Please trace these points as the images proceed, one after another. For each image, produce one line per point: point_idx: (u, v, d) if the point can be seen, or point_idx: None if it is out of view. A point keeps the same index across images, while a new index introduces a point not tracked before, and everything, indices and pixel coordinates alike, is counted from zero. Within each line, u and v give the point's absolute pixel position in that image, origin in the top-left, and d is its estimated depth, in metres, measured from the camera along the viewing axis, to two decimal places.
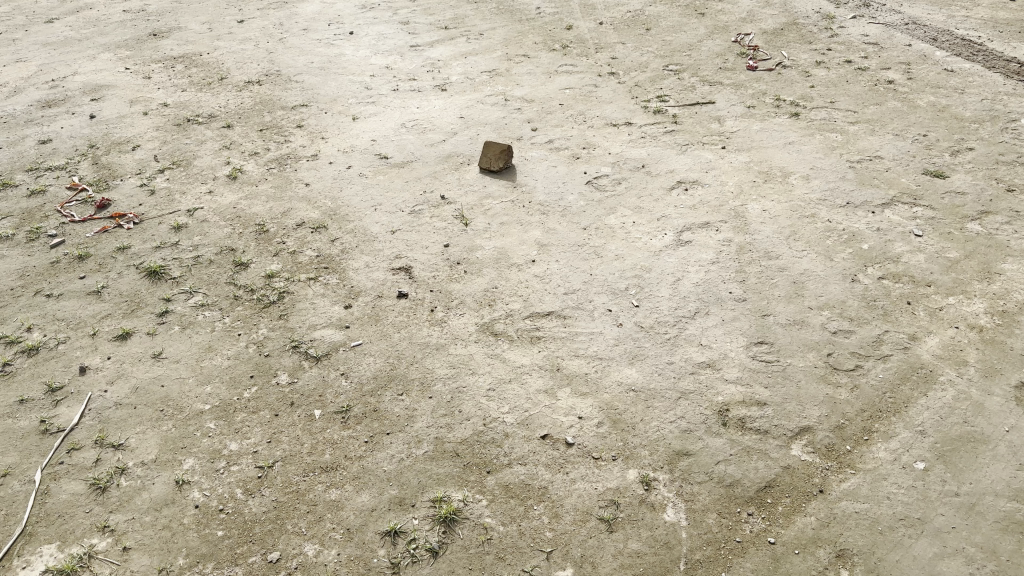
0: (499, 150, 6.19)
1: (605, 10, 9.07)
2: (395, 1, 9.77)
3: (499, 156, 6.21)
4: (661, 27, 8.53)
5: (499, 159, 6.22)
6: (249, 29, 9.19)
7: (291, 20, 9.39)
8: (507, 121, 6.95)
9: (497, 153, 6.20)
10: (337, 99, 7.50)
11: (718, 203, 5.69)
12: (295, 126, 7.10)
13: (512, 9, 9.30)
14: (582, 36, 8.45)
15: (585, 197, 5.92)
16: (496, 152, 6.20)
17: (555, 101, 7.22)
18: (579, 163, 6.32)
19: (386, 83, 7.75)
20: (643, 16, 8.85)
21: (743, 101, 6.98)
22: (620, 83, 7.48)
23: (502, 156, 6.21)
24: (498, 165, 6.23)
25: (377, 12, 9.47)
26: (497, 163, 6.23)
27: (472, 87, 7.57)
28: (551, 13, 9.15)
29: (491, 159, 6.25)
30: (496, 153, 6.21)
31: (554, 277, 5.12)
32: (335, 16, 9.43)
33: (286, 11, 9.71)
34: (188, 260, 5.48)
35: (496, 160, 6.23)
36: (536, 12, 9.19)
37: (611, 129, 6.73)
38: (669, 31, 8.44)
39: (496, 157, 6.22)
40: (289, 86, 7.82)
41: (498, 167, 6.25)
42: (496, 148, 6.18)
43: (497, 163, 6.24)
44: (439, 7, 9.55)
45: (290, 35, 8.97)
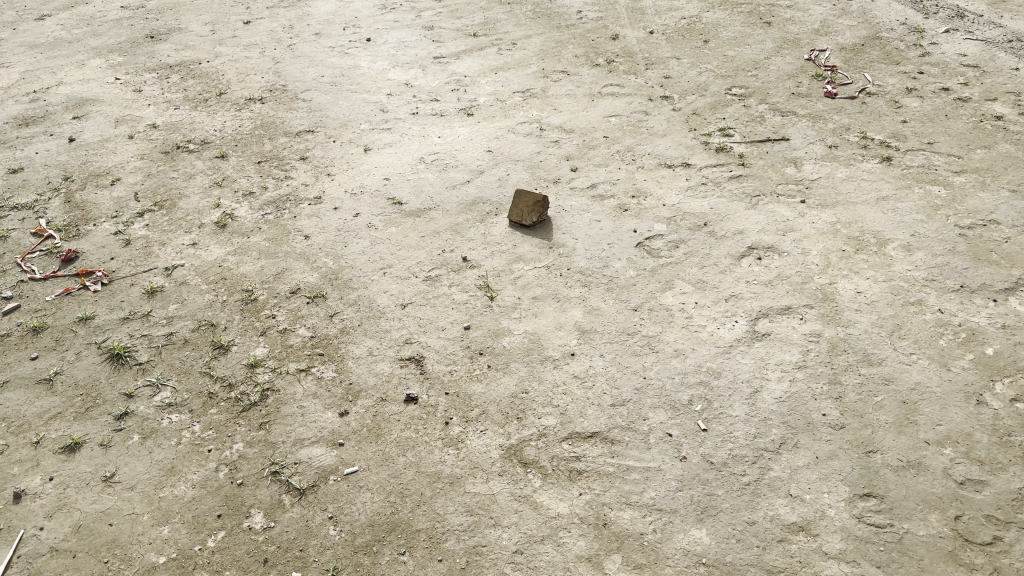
0: (535, 202, 5.21)
1: (656, 16, 8.00)
2: (420, 1, 8.79)
3: (534, 208, 5.22)
4: (720, 39, 7.45)
5: (534, 212, 5.23)
6: (255, 32, 8.26)
7: (303, 22, 8.45)
8: (543, 158, 5.96)
9: (531, 205, 5.22)
10: (349, 124, 6.57)
11: (800, 281, 4.67)
12: (298, 158, 6.18)
13: (550, 13, 8.27)
14: (630, 48, 7.41)
15: (636, 263, 4.92)
16: (531, 204, 5.22)
17: (599, 132, 6.21)
18: (627, 217, 5.31)
19: (404, 105, 6.81)
20: (698, 24, 7.77)
21: (822, 139, 5.92)
22: (674, 109, 6.44)
23: (538, 208, 5.22)
24: (531, 218, 5.24)
25: (399, 14, 8.50)
26: (530, 216, 5.24)
27: (503, 113, 6.59)
28: (593, 18, 8.10)
29: (524, 211, 5.25)
30: (530, 204, 5.22)
31: (599, 379, 4.12)
32: (352, 17, 8.47)
33: (299, 10, 8.77)
34: (159, 340, 4.58)
35: (529, 213, 5.24)
36: (576, 17, 8.15)
37: (665, 172, 5.71)
38: (730, 44, 7.36)
39: (530, 209, 5.23)
40: (295, 106, 6.89)
41: (530, 221, 5.25)
42: (532, 199, 5.21)
43: (529, 217, 5.25)
44: (468, 9, 8.55)
45: (300, 40, 8.03)
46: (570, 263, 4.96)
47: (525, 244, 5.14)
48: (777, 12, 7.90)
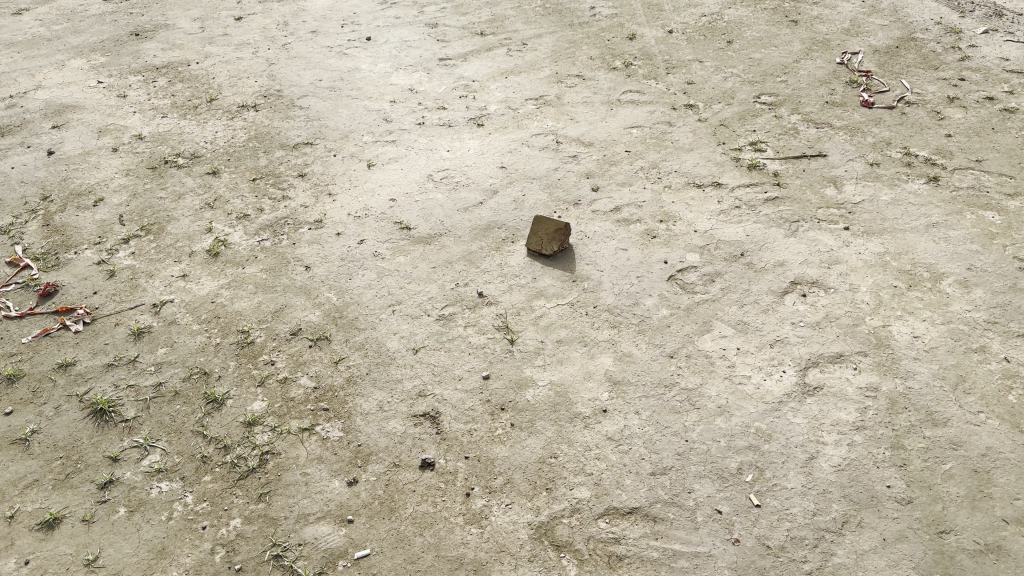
0: (557, 229, 4.78)
1: (674, 14, 7.54)
2: None
3: (556, 236, 4.80)
4: (744, 40, 7.01)
5: (555, 240, 4.80)
6: (247, 30, 7.78)
7: (299, 18, 7.97)
8: (561, 176, 5.52)
9: (553, 233, 4.79)
10: (350, 136, 6.12)
11: (850, 323, 4.27)
12: (295, 174, 5.73)
13: (561, 9, 7.81)
14: (648, 50, 6.97)
15: (669, 301, 4.50)
16: (552, 231, 4.79)
17: (621, 145, 5.77)
18: (656, 246, 4.89)
19: (409, 114, 6.36)
20: (720, 22, 7.32)
21: (862, 155, 5.50)
22: (700, 119, 6.01)
23: (560, 236, 4.80)
24: (552, 247, 4.82)
25: (400, 9, 8.01)
26: (551, 245, 4.81)
27: (515, 123, 6.15)
28: (607, 15, 7.64)
29: (543, 239, 4.83)
30: (552, 232, 4.80)
31: (636, 442, 3.72)
32: (351, 13, 7.99)
33: (294, 5, 8.29)
34: (147, 392, 4.17)
35: (549, 241, 4.82)
36: (589, 14, 7.69)
37: (694, 192, 5.29)
38: (755, 45, 6.92)
39: (551, 237, 4.80)
40: (291, 114, 6.43)
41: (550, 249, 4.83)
42: (554, 226, 4.78)
43: (549, 246, 4.82)
44: (474, 4, 8.08)
45: (296, 39, 7.56)
46: (596, 300, 4.54)
47: (546, 277, 4.71)
48: (802, 9, 7.44)
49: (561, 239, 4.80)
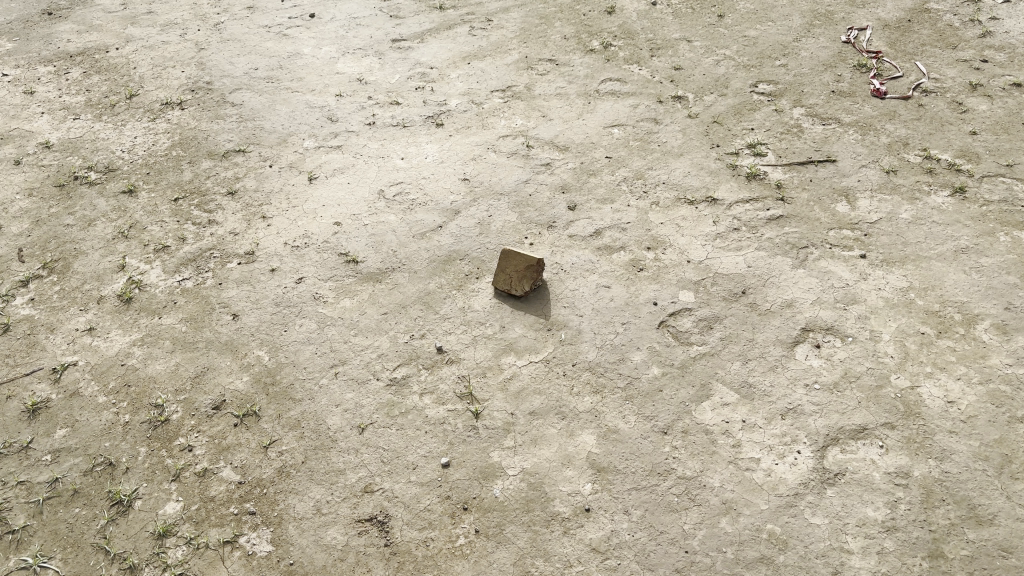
0: (529, 267, 4.11)
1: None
2: None
3: (527, 274, 4.12)
4: (737, 14, 6.25)
5: (526, 280, 4.12)
6: (176, 8, 6.91)
7: None
8: (532, 190, 4.80)
9: (524, 271, 4.11)
10: (290, 140, 5.33)
11: (872, 384, 3.64)
12: (225, 192, 4.95)
13: None
14: (629, 28, 6.23)
15: (659, 355, 3.83)
16: (523, 269, 4.12)
17: (600, 150, 5.05)
18: (643, 282, 4.20)
19: (358, 111, 5.58)
20: None
21: (875, 160, 4.81)
22: (689, 116, 5.29)
23: (531, 274, 4.11)
24: (521, 287, 4.12)
25: None
26: (520, 285, 4.13)
27: (479, 123, 5.40)
28: None
29: (512, 278, 4.14)
30: (523, 269, 4.12)
31: (625, 554, 3.09)
32: None
33: None
34: (40, 491, 3.48)
35: (519, 280, 4.13)
36: None
37: (686, 211, 4.59)
38: (749, 20, 6.16)
39: (521, 276, 4.12)
40: (222, 112, 5.63)
41: (519, 290, 4.13)
42: (525, 263, 4.10)
43: (518, 287, 4.13)
44: None
45: (231, 18, 6.72)
46: (575, 355, 3.86)
47: (515, 327, 4.02)
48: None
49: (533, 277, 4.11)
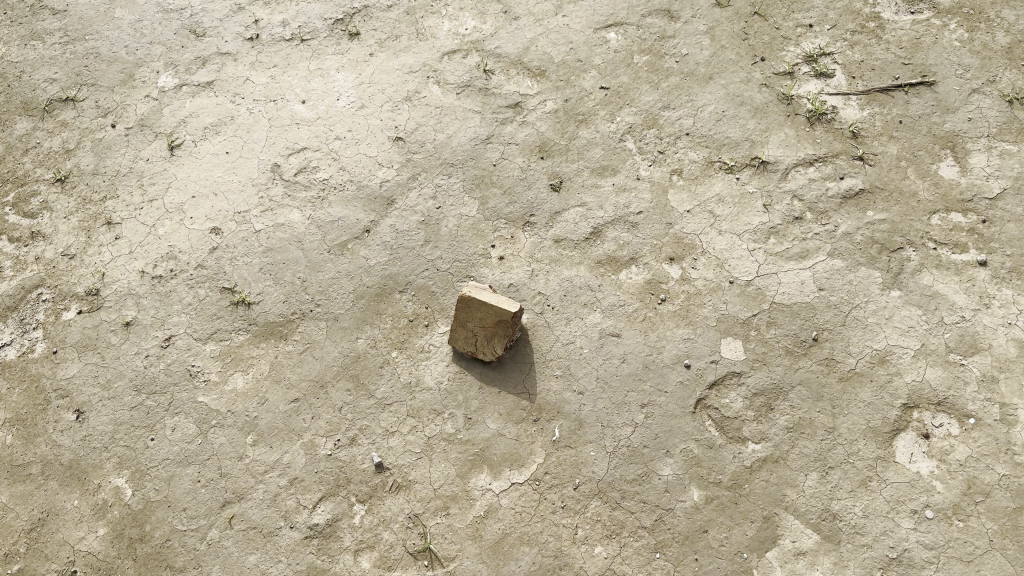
0: (500, 323, 2.78)
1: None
2: None
3: (497, 333, 2.80)
4: None
5: (496, 340, 2.81)
6: None
7: None
8: (496, 156, 3.32)
9: (493, 328, 2.79)
10: (138, 75, 3.68)
11: (1009, 508, 2.50)
12: (52, 179, 3.42)
13: None
14: None
15: (698, 464, 2.63)
16: (491, 325, 2.79)
17: (590, 78, 3.51)
18: (667, 325, 2.88)
19: (233, 15, 3.86)
20: None
21: (992, 78, 3.30)
22: (716, 6, 3.67)
23: (503, 331, 2.79)
24: (490, 350, 2.82)
25: None
26: (489, 347, 2.82)
27: (412, 29, 3.76)
28: None
29: (477, 337, 2.82)
30: (491, 326, 2.79)
31: None
32: None
33: None
34: None
35: (486, 340, 2.82)
36: None
37: (721, 188, 3.16)
38: None
39: (490, 335, 2.81)
40: (38, 27, 3.91)
41: (487, 353, 2.83)
42: (494, 317, 2.77)
43: (486, 351, 2.82)
44: None
45: None
46: (575, 468, 2.66)
47: (485, 420, 2.77)
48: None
49: (507, 336, 2.80)
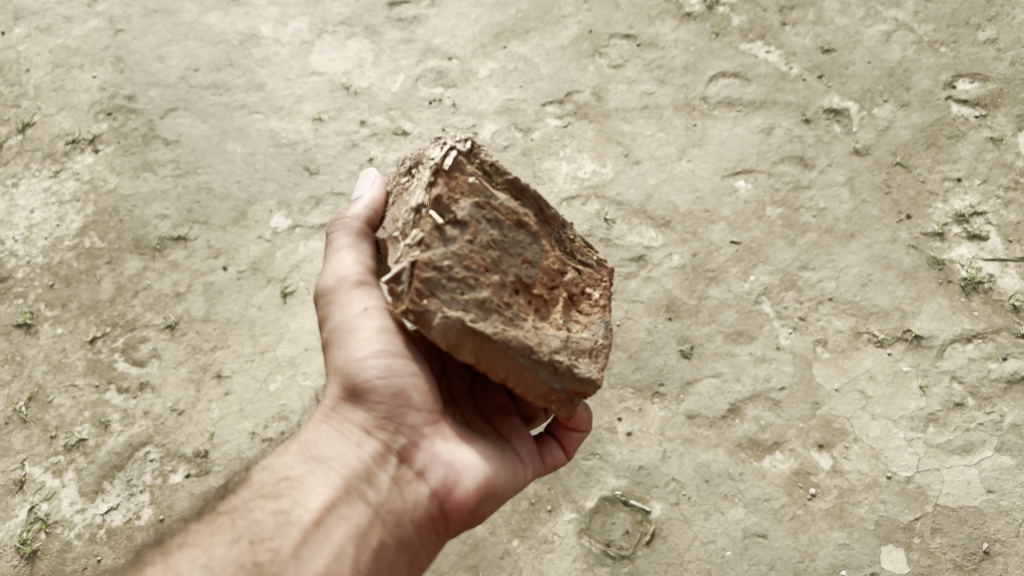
0: (544, 229, 2.14)
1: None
2: None
3: (556, 291, 2.10)
4: None
5: (534, 334, 1.94)
6: None
7: None
8: (619, 317, 3.27)
9: (509, 174, 2.09)
10: (251, 214, 3.77)
11: None
12: (161, 325, 3.50)
13: None
14: None
15: None
16: (511, 192, 2.10)
17: (720, 229, 3.41)
18: (818, 525, 2.81)
19: (348, 150, 3.87)
20: None
21: None
22: (854, 153, 3.50)
23: (424, 319, 1.81)
24: (463, 207, 1.96)
25: None
26: (517, 331, 1.89)
27: (529, 171, 3.64)
28: None
29: (487, 238, 1.97)
30: (559, 327, 2.04)
31: None
32: None
33: None
34: None
35: (474, 264, 1.91)
36: None
37: (872, 364, 3.07)
38: None
39: (545, 300, 2.06)
40: (151, 159, 3.96)
41: (458, 233, 1.93)
42: (579, 240, 2.21)
43: (447, 241, 1.91)
44: None
45: None
46: None
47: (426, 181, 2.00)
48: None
49: (598, 384, 1.98)
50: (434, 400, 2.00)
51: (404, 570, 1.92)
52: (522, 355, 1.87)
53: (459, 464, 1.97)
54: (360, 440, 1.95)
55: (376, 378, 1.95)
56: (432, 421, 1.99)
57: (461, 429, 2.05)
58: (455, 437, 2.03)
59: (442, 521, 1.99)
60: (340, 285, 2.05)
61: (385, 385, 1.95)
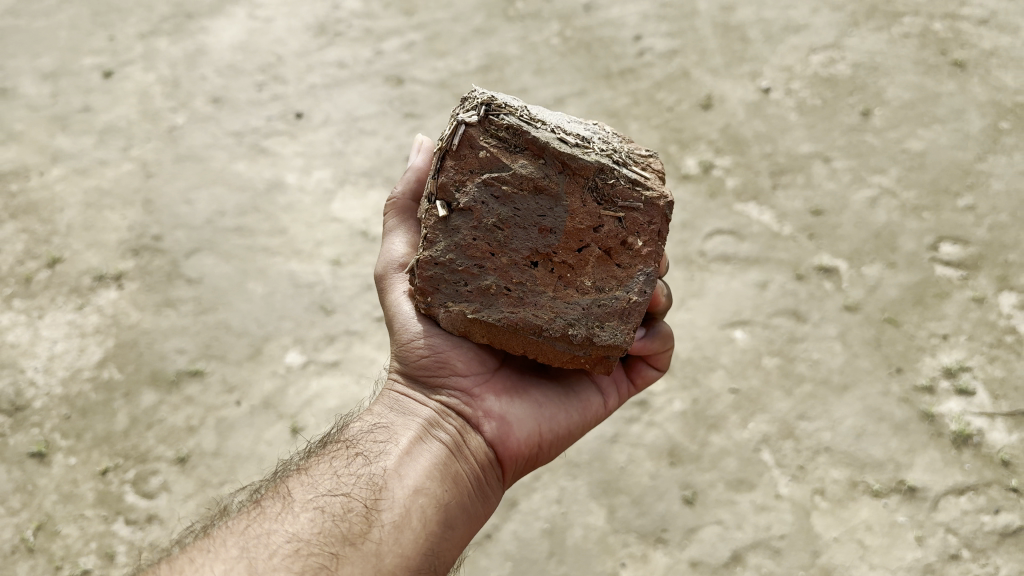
0: (572, 185, 2.24)
1: (772, 30, 4.68)
2: None
3: (586, 250, 2.26)
4: (899, 98, 4.32)
5: (546, 308, 2.24)
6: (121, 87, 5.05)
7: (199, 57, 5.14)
8: (623, 460, 3.39)
9: (528, 133, 2.21)
10: (266, 350, 3.92)
11: None
12: (172, 459, 3.64)
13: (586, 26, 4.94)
14: (737, 124, 4.37)
15: None
16: (533, 152, 2.23)
17: (719, 376, 3.57)
18: None
19: (363, 292, 4.07)
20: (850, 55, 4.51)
21: None
22: (845, 309, 3.69)
23: (433, 310, 2.32)
24: (469, 189, 2.24)
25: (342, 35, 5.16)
26: (526, 313, 2.24)
27: None
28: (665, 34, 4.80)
29: (495, 220, 2.24)
30: (586, 291, 2.27)
31: None
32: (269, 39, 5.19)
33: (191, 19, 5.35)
34: None
35: (478, 252, 2.25)
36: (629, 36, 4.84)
37: (869, 515, 3.19)
38: (920, 112, 4.25)
39: (572, 264, 2.26)
40: (173, 296, 4.14)
41: (463, 223, 2.25)
42: (621, 182, 2.24)
43: (452, 231, 2.26)
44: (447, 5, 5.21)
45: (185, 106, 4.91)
46: None
47: (436, 167, 2.28)
48: (977, 10, 4.58)
49: (622, 347, 2.26)
50: (478, 364, 2.41)
51: (481, 492, 2.32)
52: (533, 334, 2.24)
53: (507, 416, 2.40)
54: (424, 400, 2.38)
55: (422, 354, 2.37)
56: (479, 382, 2.42)
57: (510, 383, 2.46)
58: (510, 385, 2.44)
59: (501, 460, 2.41)
60: (389, 276, 2.53)
61: (434, 354, 2.37)
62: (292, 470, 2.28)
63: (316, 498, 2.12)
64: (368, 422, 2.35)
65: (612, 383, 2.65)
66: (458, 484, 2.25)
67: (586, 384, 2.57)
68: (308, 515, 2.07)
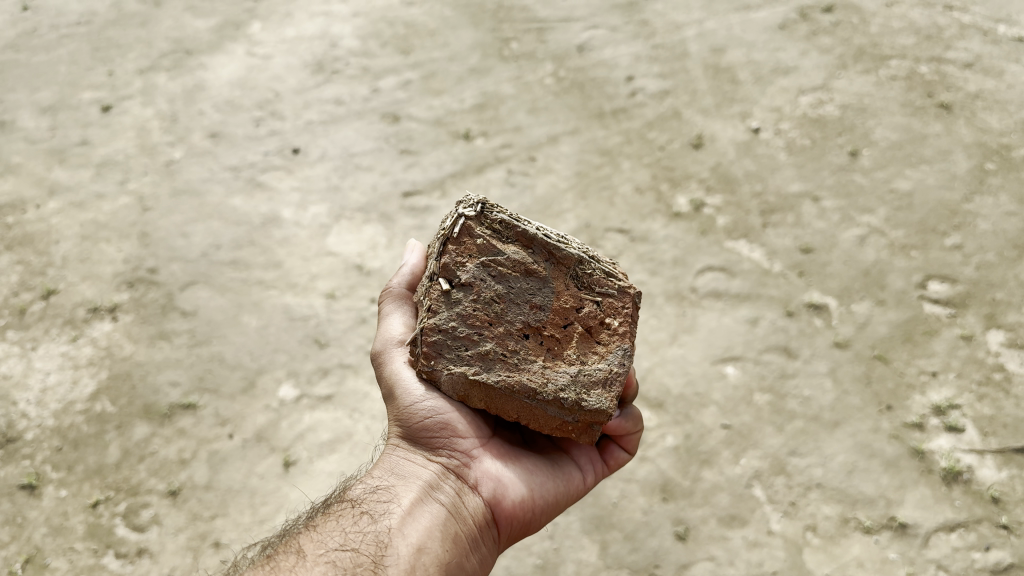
0: (557, 271, 2.33)
1: (762, 72, 4.79)
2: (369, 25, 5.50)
3: (571, 328, 2.31)
4: (887, 139, 4.41)
5: (539, 375, 2.24)
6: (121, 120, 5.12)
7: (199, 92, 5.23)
8: (615, 495, 3.40)
9: (519, 226, 2.30)
10: (259, 383, 3.93)
11: None
12: (163, 491, 3.63)
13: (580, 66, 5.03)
14: (729, 163, 4.45)
15: None
16: (522, 242, 2.32)
17: (711, 412, 3.59)
18: None
19: (357, 325, 4.09)
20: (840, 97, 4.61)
21: None
22: (835, 346, 3.73)
23: (435, 374, 2.28)
24: (469, 269, 2.28)
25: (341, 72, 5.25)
26: (521, 377, 2.23)
27: None
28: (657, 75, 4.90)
29: (491, 294, 2.27)
30: (572, 363, 2.28)
31: None
32: (268, 75, 5.27)
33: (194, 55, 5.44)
34: None
35: (478, 321, 2.26)
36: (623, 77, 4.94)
37: (860, 551, 3.20)
38: (907, 152, 4.34)
39: (559, 338, 2.30)
40: (167, 328, 4.15)
41: (463, 296, 2.27)
42: (598, 272, 2.35)
43: (453, 304, 2.27)
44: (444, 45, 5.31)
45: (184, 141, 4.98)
46: None
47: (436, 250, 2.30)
48: (961, 55, 4.70)
49: (607, 414, 2.25)
50: (477, 428, 2.36)
51: (480, 561, 2.23)
52: (528, 398, 2.22)
53: (507, 479, 2.33)
54: (426, 460, 2.32)
55: (424, 418, 2.31)
56: (480, 444, 2.36)
57: (508, 449, 2.41)
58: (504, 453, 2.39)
59: (501, 526, 2.34)
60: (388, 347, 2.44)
61: (436, 420, 2.31)
62: (298, 530, 2.24)
63: (321, 558, 2.07)
64: (370, 484, 2.29)
65: (599, 458, 2.59)
66: (459, 545, 2.17)
67: (574, 459, 2.52)
68: (319, 569, 2.04)
